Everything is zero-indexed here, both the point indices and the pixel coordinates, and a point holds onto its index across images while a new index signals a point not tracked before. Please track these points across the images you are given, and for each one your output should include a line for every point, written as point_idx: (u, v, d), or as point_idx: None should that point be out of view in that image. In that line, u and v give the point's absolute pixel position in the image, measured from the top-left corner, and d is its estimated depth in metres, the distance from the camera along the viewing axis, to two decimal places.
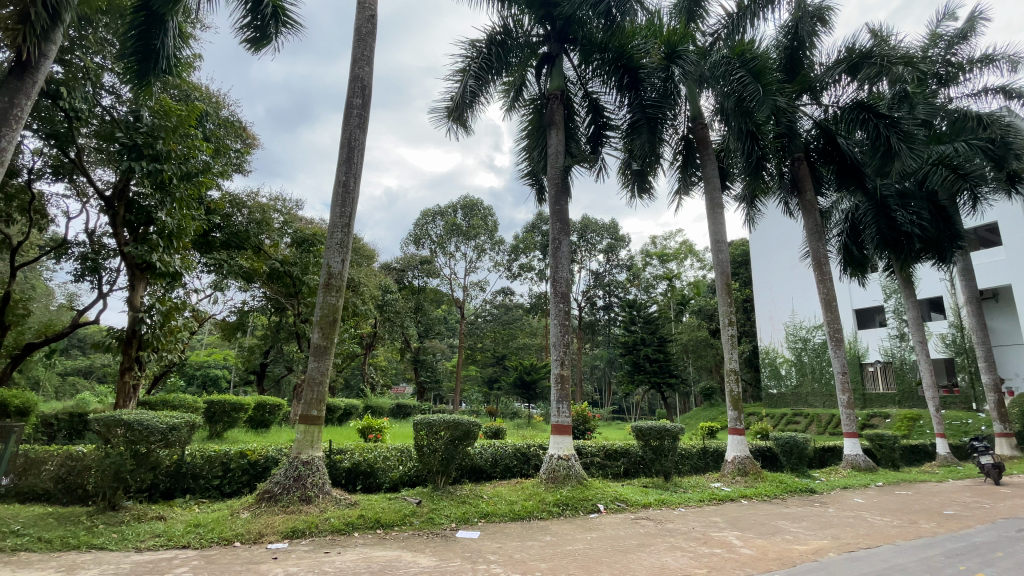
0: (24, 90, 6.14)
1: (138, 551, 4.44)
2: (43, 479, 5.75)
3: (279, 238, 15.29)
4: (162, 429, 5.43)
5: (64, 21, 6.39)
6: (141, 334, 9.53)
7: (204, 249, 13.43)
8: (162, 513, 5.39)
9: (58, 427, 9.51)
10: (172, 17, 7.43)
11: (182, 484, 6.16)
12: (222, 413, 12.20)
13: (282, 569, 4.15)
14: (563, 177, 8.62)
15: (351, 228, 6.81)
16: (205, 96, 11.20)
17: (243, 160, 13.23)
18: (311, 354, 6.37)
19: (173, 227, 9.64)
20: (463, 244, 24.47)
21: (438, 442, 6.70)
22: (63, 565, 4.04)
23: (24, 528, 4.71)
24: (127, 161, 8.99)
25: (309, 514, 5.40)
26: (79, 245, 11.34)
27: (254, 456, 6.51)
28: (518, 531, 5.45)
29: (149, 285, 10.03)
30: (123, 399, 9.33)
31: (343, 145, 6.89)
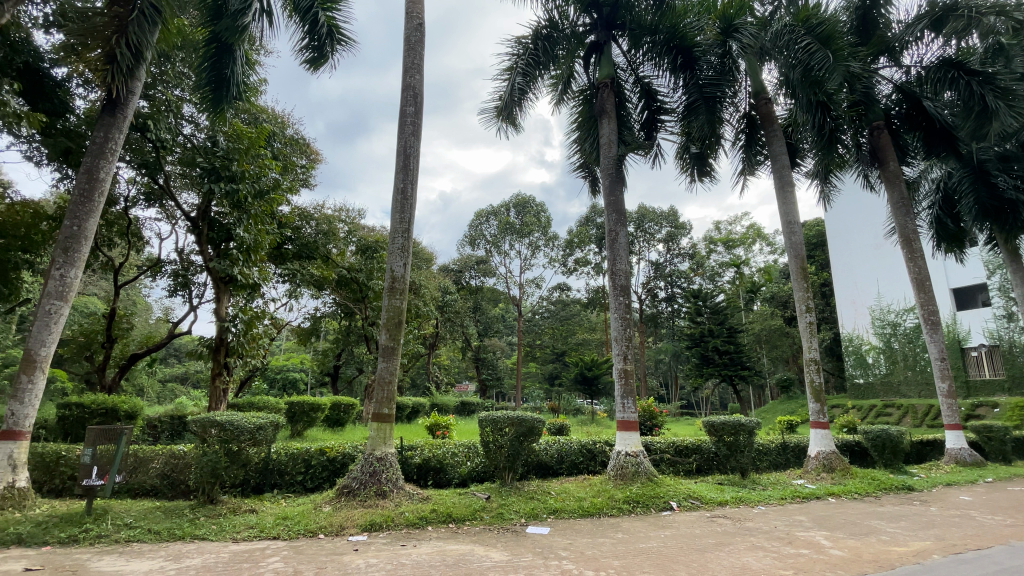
0: (117, 125, 6.88)
1: (235, 541, 4.81)
2: (150, 476, 6.37)
3: (344, 247, 16.05)
4: (251, 428, 5.88)
5: (147, 58, 7.02)
6: (227, 341, 10.34)
7: (278, 261, 14.37)
8: (253, 507, 5.82)
9: (161, 428, 10.53)
10: (240, 46, 7.95)
11: (269, 480, 6.60)
12: (302, 413, 13.00)
13: (363, 560, 4.34)
14: (617, 166, 8.41)
15: (411, 233, 7.01)
16: (271, 117, 11.97)
17: (309, 174, 13.96)
18: (380, 355, 6.63)
19: (250, 242, 10.42)
20: (517, 242, 24.60)
21: (503, 439, 6.76)
22: (171, 554, 4.45)
23: (137, 520, 5.25)
24: (208, 184, 9.81)
25: (385, 509, 5.63)
26: (171, 263, 12.47)
27: (332, 453, 6.88)
28: (589, 527, 5.39)
29: (233, 296, 10.88)
30: (215, 401, 10.16)
31: (399, 153, 7.10)
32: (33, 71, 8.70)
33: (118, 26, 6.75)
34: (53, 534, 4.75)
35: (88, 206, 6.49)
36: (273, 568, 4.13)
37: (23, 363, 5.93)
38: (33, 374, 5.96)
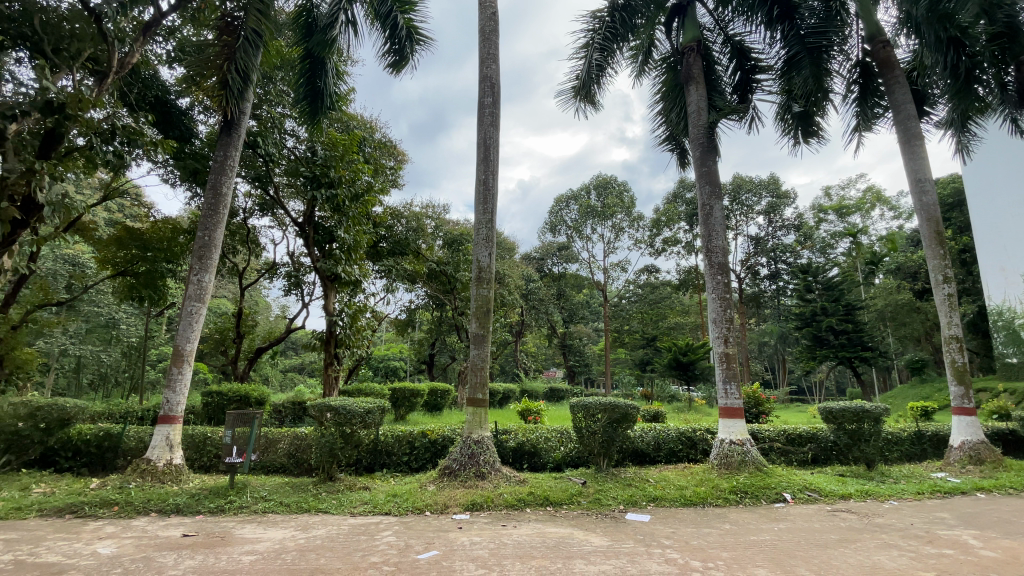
0: (233, 143, 7.71)
1: (353, 515, 5.26)
2: (279, 455, 7.16)
3: (432, 242, 16.76)
4: (361, 412, 6.38)
5: (253, 80, 7.73)
6: (336, 334, 11.28)
7: (375, 258, 15.36)
8: (367, 484, 6.33)
9: (286, 413, 11.74)
10: (330, 58, 8.49)
11: (379, 459, 7.13)
12: (404, 398, 13.88)
13: (467, 537, 4.55)
14: (708, 136, 7.88)
15: (494, 223, 7.11)
16: (361, 123, 12.76)
17: (397, 175, 14.67)
18: (472, 343, 6.85)
19: (350, 242, 11.31)
20: (600, 226, 24.08)
21: (596, 425, 6.68)
22: (300, 525, 4.97)
23: (271, 493, 5.94)
24: (311, 191, 10.71)
25: (484, 489, 5.84)
26: (285, 265, 13.82)
27: (433, 436, 7.27)
28: (692, 517, 5.18)
29: (339, 292, 11.78)
30: (329, 388, 11.14)
31: (479, 145, 7.21)
32: (164, 103, 9.99)
33: (228, 54, 7.50)
34: (204, 505, 5.51)
35: (215, 218, 7.36)
36: (387, 541, 4.45)
37: (174, 357, 6.91)
38: (183, 366, 6.92)
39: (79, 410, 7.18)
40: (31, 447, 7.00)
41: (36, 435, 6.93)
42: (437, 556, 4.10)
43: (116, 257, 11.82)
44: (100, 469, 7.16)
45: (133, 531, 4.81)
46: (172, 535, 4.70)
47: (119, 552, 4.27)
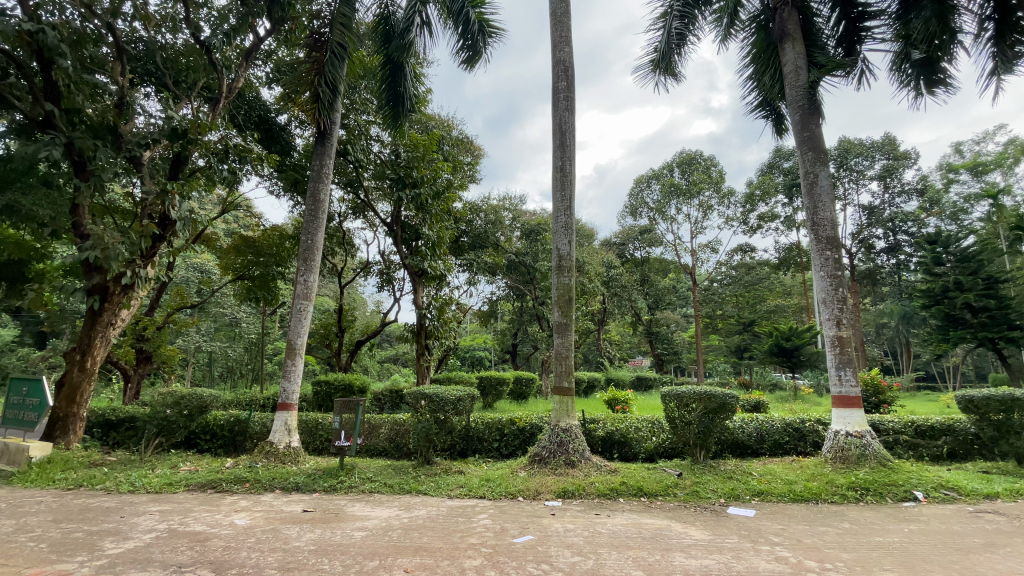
0: (327, 152, 8.29)
1: (450, 498, 5.50)
2: (380, 439, 7.68)
3: (510, 233, 16.99)
4: (453, 400, 6.64)
5: (340, 91, 8.22)
6: (425, 326, 11.84)
7: (457, 253, 15.91)
8: (461, 469, 6.58)
9: (385, 400, 12.57)
10: (408, 61, 8.82)
11: (472, 445, 7.38)
12: (491, 386, 14.28)
13: (561, 524, 4.57)
14: (809, 97, 7.16)
15: (573, 210, 7.00)
16: (439, 123, 13.20)
17: (475, 170, 14.95)
18: (555, 331, 6.83)
19: (434, 238, 11.85)
20: (685, 205, 22.90)
21: (691, 415, 6.38)
22: (402, 505, 5.29)
23: (376, 475, 6.38)
24: (396, 192, 11.27)
25: (575, 477, 5.83)
26: (377, 264, 14.72)
27: (522, 424, 7.38)
28: (803, 514, 4.78)
29: (426, 286, 12.34)
30: (422, 376, 11.75)
31: (555, 132, 7.10)
32: (266, 120, 11.00)
33: (318, 70, 8.04)
34: (319, 484, 6.06)
35: (316, 222, 7.99)
36: (483, 524, 4.60)
37: (288, 350, 7.66)
38: (295, 358, 7.64)
39: (214, 398, 8.18)
40: (176, 431, 8.04)
41: (181, 420, 7.90)
42: (532, 540, 4.17)
43: (235, 263, 13.29)
44: (232, 449, 8.14)
45: (262, 505, 5.41)
46: (294, 510, 5.22)
47: (251, 524, 4.82)
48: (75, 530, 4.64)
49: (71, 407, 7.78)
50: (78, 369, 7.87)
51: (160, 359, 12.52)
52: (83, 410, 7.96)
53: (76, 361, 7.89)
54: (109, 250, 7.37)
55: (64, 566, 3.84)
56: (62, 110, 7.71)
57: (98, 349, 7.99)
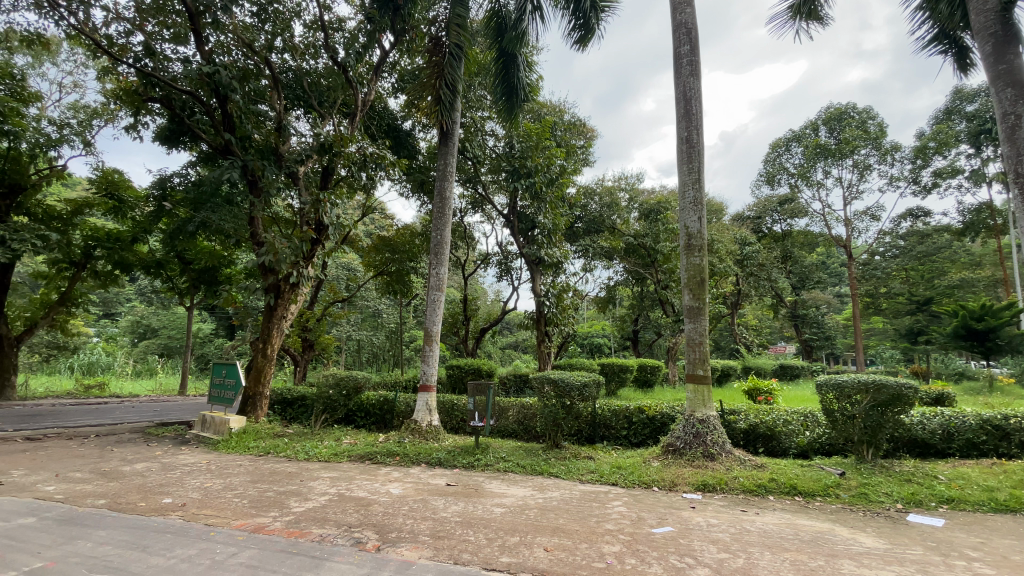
0: (449, 150, 8.75)
1: (582, 482, 5.53)
2: (510, 421, 8.00)
3: (628, 215, 16.43)
4: (579, 385, 6.65)
5: (459, 90, 8.59)
6: (544, 314, 12.00)
7: (573, 239, 15.99)
8: (591, 454, 6.58)
9: (510, 384, 13.07)
10: (520, 51, 8.91)
11: (600, 431, 7.34)
12: (614, 373, 14.12)
13: (703, 518, 4.34)
14: (1009, 18, 5.77)
15: (702, 183, 6.51)
16: (551, 109, 13.17)
17: (588, 153, 14.67)
18: (687, 316, 6.46)
19: (550, 226, 11.98)
20: (835, 167, 20.03)
21: (855, 408, 5.61)
22: (536, 486, 5.45)
23: (508, 456, 6.66)
24: (512, 183, 11.53)
25: (716, 471, 5.48)
26: (496, 254, 15.29)
27: (651, 412, 7.15)
28: (1014, 528, 3.94)
29: (543, 274, 12.51)
30: (543, 362, 11.98)
31: (679, 100, 6.65)
32: (394, 128, 11.97)
33: (438, 73, 8.47)
34: (459, 460, 6.50)
35: (443, 219, 8.51)
36: (618, 511, 4.55)
37: (426, 337, 8.31)
38: (432, 344, 8.26)
39: (365, 380, 9.20)
40: (338, 408, 9.20)
41: (340, 399, 9.04)
42: (672, 532, 4.01)
43: (375, 261, 14.74)
44: (382, 425, 9.10)
45: (411, 477, 5.98)
46: (438, 484, 5.67)
47: (403, 493, 5.35)
48: (267, 490, 5.57)
49: (258, 387, 9.31)
50: (261, 355, 9.39)
51: (320, 347, 14.41)
52: (266, 389, 9.47)
53: (260, 348, 9.41)
54: (280, 254, 8.71)
55: (262, 519, 4.62)
56: (236, 138, 9.18)
57: (275, 338, 9.45)
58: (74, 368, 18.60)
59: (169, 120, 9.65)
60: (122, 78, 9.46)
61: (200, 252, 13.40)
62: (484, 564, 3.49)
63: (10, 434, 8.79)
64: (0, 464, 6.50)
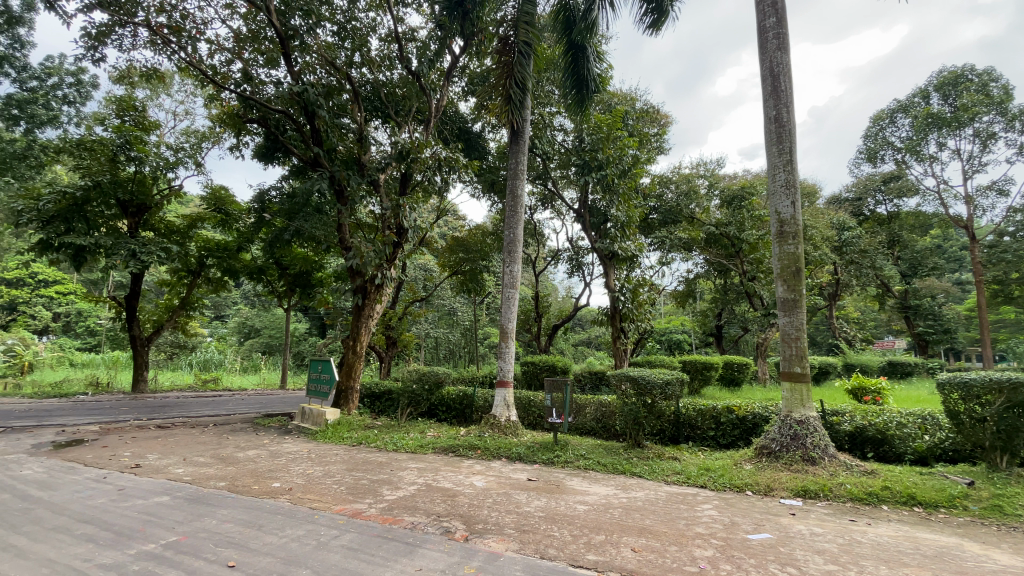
0: (520, 148, 8.82)
1: (668, 483, 5.35)
2: (588, 419, 7.93)
3: (708, 203, 15.63)
4: (661, 383, 6.43)
5: (528, 87, 8.62)
6: (620, 309, 11.76)
7: (647, 231, 15.59)
8: (676, 455, 6.35)
9: (585, 382, 12.95)
10: (589, 42, 8.78)
11: (684, 431, 7.07)
12: (697, 371, 13.62)
13: (805, 526, 4.03)
14: None
15: (795, 165, 6.04)
16: (622, 99, 12.83)
17: (663, 140, 14.12)
18: (780, 309, 6.03)
19: (623, 219, 11.66)
20: (952, 138, 17.76)
21: (986, 410, 4.95)
22: (619, 485, 5.35)
23: (589, 453, 6.60)
24: (583, 177, 11.41)
25: (817, 476, 5.07)
26: (568, 250, 15.21)
27: (741, 412, 6.76)
28: None
29: (617, 268, 12.28)
30: (619, 359, 11.75)
31: (765, 78, 6.20)
32: (465, 131, 12.28)
33: (508, 73, 8.54)
34: (539, 456, 6.55)
35: (515, 217, 8.60)
36: (709, 514, 4.35)
37: (502, 334, 8.44)
38: (508, 341, 8.37)
39: (445, 376, 9.53)
40: (421, 402, 9.62)
41: (423, 393, 9.45)
42: (771, 539, 3.77)
43: (450, 261, 15.22)
44: (463, 420, 9.38)
45: (493, 471, 6.11)
46: (520, 478, 5.75)
47: (487, 486, 5.48)
48: (361, 478, 5.95)
49: (348, 382, 9.95)
50: (351, 352, 10.03)
51: (402, 344, 15.16)
52: (356, 384, 10.10)
53: (349, 346, 10.05)
54: (365, 257, 9.34)
55: (358, 505, 4.94)
56: (324, 151, 9.86)
57: (364, 336, 10.04)
58: (193, 364, 21.00)
59: (265, 138, 10.58)
60: (225, 104, 10.49)
61: (295, 257, 14.58)
62: (571, 560, 3.48)
63: (147, 422, 10.09)
64: (141, 448, 7.48)
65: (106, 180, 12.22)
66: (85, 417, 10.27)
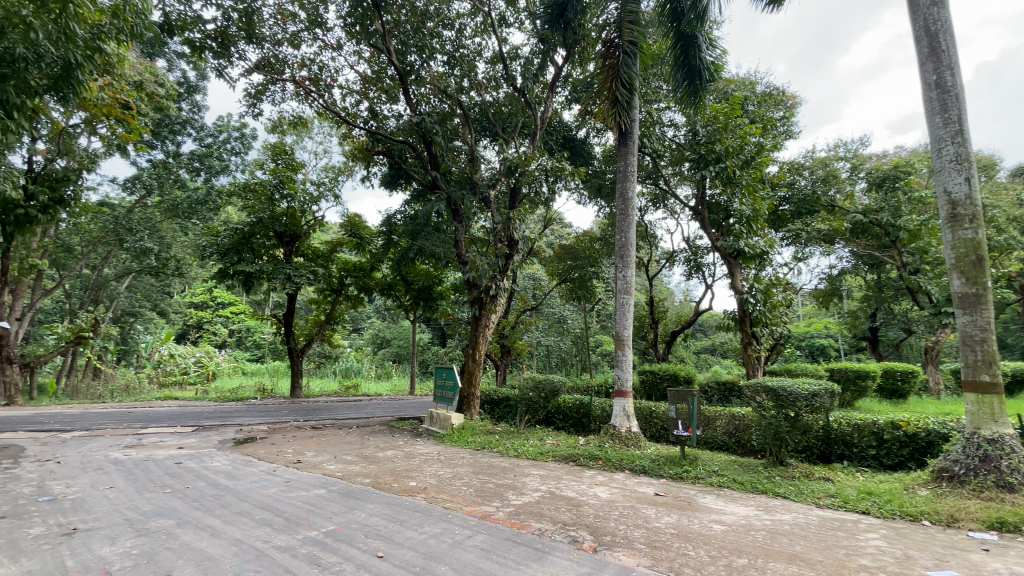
0: (630, 149, 8.62)
1: (820, 506, 4.76)
2: (719, 432, 7.39)
3: (850, 188, 13.79)
4: (805, 395, 5.73)
5: (636, 87, 8.41)
6: (750, 313, 10.82)
7: (778, 225, 14.10)
8: (827, 475, 5.64)
9: (712, 393, 12.09)
10: (700, 31, 8.32)
11: (836, 449, 6.26)
12: (849, 381, 12.12)
13: (1006, 566, 3.32)
14: None
15: (965, 136, 5.11)
16: (740, 84, 11.93)
17: (790, 124, 12.80)
18: (958, 306, 5.09)
19: (749, 213, 10.70)
20: None
21: None
22: (760, 505, 4.90)
23: (723, 469, 6.15)
24: (699, 172, 10.79)
25: (1020, 507, 4.15)
26: (685, 251, 14.44)
27: (910, 429, 5.80)
28: None
29: (744, 267, 11.35)
30: (752, 368, 10.79)
31: (919, 38, 5.35)
32: (570, 139, 12.33)
33: (614, 74, 8.39)
34: (665, 470, 6.25)
35: (627, 220, 8.38)
36: (874, 544, 3.79)
37: (618, 342, 8.25)
38: (624, 348, 8.14)
39: (561, 384, 9.57)
40: (539, 410, 9.76)
41: (541, 401, 9.57)
42: None
43: (559, 269, 15.30)
44: (581, 429, 9.30)
45: (617, 483, 5.97)
46: (646, 492, 5.54)
47: (612, 498, 5.36)
48: (487, 482, 6.19)
49: (470, 390, 10.44)
50: (472, 360, 10.52)
51: (516, 352, 15.55)
52: (477, 390, 10.57)
53: (469, 354, 10.56)
54: (480, 270, 9.84)
55: (487, 508, 5.14)
56: (441, 173, 10.55)
57: (482, 345, 10.48)
58: (337, 372, 23.66)
59: (390, 167, 11.69)
60: (356, 140, 11.78)
61: (417, 273, 15.77)
62: None
63: (303, 423, 11.59)
64: (300, 446, 8.59)
65: (266, 216, 14.52)
66: (256, 418, 12.10)
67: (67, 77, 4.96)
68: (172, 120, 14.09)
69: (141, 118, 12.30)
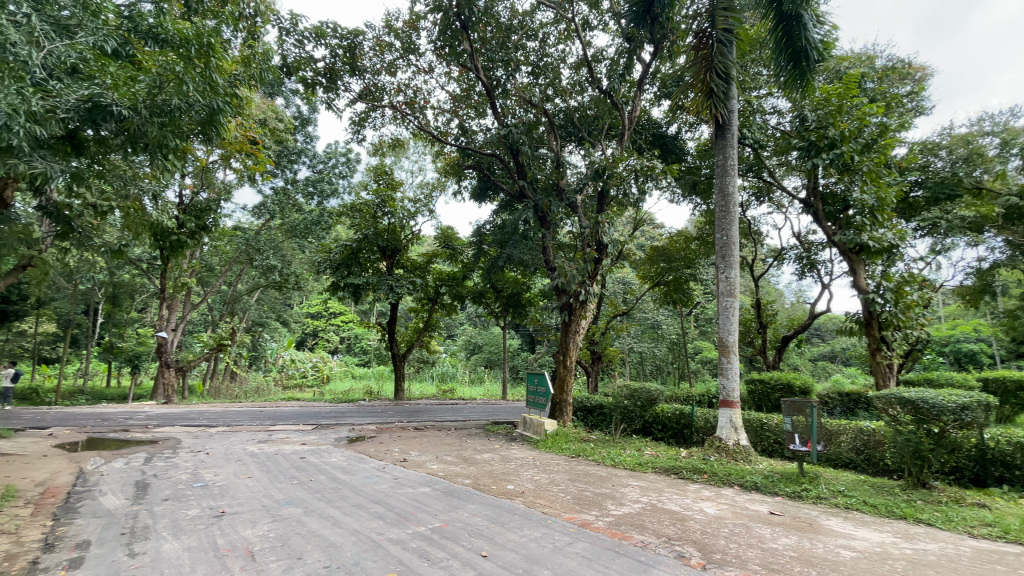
0: (728, 142, 8.12)
1: (974, 537, 4.09)
2: (843, 449, 6.65)
3: (1002, 167, 11.80)
4: (953, 408, 4.92)
5: (733, 76, 7.94)
6: (878, 315, 9.62)
7: (908, 214, 12.45)
8: (984, 502, 4.82)
9: (834, 405, 10.88)
10: (805, 8, 7.65)
11: (993, 471, 5.34)
12: (1011, 392, 10.21)
13: None
14: None
15: None
16: (855, 61, 10.76)
17: (920, 99, 11.28)
18: None
19: (872, 202, 9.57)
20: None
21: None
22: (898, 532, 4.32)
23: (850, 490, 5.52)
24: (810, 161, 9.83)
25: None
26: (794, 249, 13.26)
27: None
28: None
29: (868, 264, 10.19)
30: (882, 378, 9.61)
31: None
32: (661, 136, 11.90)
33: (706, 65, 7.98)
34: (780, 487, 5.74)
35: (728, 218, 7.87)
36: None
37: (721, 348, 7.76)
38: (729, 356, 7.63)
39: (659, 392, 9.22)
40: (635, 419, 9.45)
41: (637, 409, 9.30)
42: None
43: (652, 272, 14.74)
44: (682, 440, 8.87)
45: (725, 498, 5.60)
46: (759, 511, 5.12)
47: (720, 514, 5.04)
48: (585, 490, 6.13)
49: (563, 396, 10.42)
50: (563, 366, 10.49)
51: (607, 358, 15.27)
52: (569, 397, 10.52)
53: (561, 360, 10.56)
54: (569, 276, 9.82)
55: (585, 516, 5.10)
56: (528, 182, 10.76)
57: (573, 351, 10.44)
58: (434, 377, 24.88)
59: (479, 179, 12.15)
60: (448, 156, 12.42)
61: (507, 280, 16.12)
62: None
63: (406, 424, 12.34)
64: (405, 446, 9.15)
65: (370, 232, 15.78)
66: (366, 419, 13.10)
67: (211, 120, 5.50)
68: (290, 151, 15.90)
69: (265, 151, 14.01)
